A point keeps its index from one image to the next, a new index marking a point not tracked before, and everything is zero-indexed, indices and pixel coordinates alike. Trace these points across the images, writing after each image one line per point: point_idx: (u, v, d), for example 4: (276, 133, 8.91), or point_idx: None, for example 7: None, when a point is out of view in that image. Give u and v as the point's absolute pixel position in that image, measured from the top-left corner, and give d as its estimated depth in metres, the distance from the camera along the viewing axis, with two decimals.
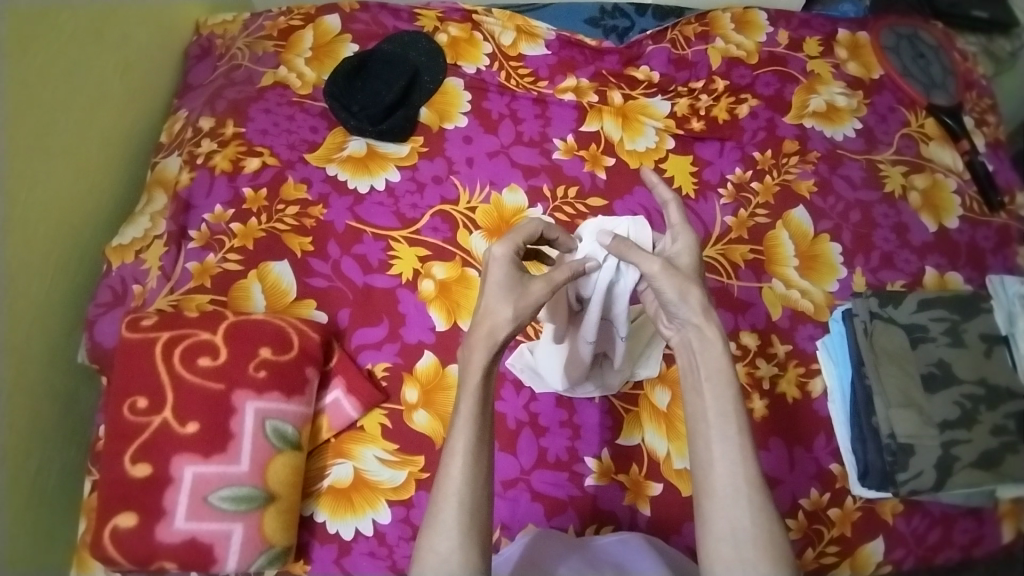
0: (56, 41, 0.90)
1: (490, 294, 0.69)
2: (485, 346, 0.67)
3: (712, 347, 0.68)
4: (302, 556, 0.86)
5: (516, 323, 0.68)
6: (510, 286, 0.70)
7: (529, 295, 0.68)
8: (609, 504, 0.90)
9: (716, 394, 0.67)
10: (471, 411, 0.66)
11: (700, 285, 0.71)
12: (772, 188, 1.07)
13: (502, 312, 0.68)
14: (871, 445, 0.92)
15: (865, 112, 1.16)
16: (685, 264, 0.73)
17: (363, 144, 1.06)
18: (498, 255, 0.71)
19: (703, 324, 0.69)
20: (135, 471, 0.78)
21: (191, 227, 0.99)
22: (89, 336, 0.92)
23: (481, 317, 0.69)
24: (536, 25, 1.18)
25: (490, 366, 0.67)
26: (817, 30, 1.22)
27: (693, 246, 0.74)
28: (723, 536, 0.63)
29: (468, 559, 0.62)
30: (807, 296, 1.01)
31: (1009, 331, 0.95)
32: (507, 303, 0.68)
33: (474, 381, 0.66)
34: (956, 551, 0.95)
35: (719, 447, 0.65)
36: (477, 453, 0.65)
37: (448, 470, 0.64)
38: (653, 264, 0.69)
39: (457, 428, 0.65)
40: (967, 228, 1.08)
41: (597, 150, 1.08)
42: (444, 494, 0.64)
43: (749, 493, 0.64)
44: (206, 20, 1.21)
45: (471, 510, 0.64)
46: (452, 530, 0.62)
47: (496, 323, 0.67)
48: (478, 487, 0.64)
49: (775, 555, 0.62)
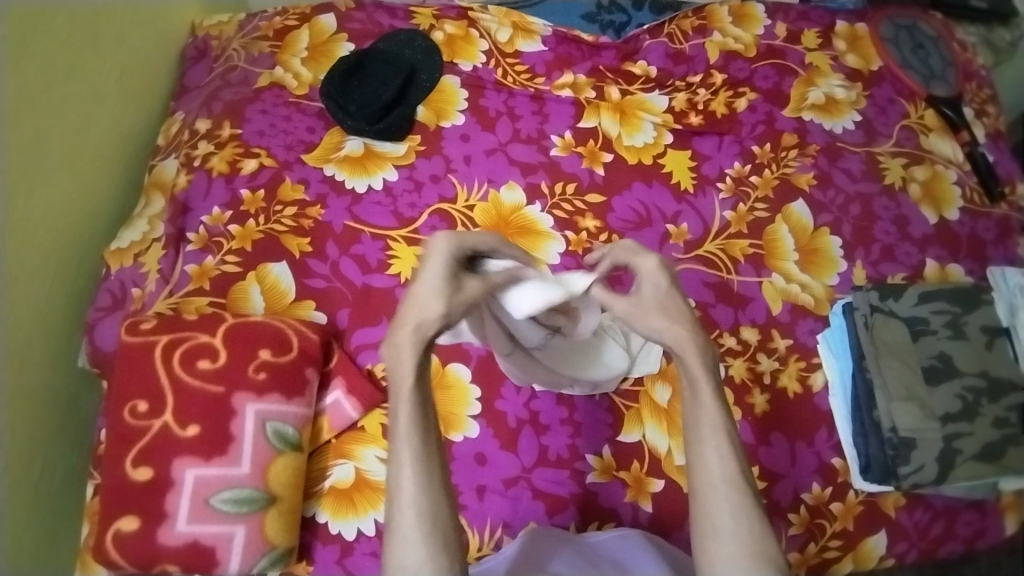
0: (53, 45, 0.90)
1: (420, 285, 0.66)
2: (413, 342, 0.64)
3: (687, 358, 0.68)
4: (305, 557, 0.87)
5: (446, 321, 0.65)
6: (446, 282, 0.66)
7: (461, 295, 0.67)
8: (610, 501, 0.90)
9: (689, 400, 0.67)
10: (409, 415, 0.65)
11: (666, 314, 0.69)
12: (771, 181, 1.07)
13: (433, 308, 0.65)
14: (872, 439, 0.92)
15: (865, 104, 1.15)
16: (649, 294, 0.71)
17: (360, 143, 1.06)
18: (442, 246, 0.67)
19: (672, 342, 0.68)
20: (137, 475, 0.79)
21: (189, 230, 0.99)
22: (89, 340, 0.92)
23: (408, 309, 0.65)
24: (532, 21, 1.17)
25: (420, 367, 0.65)
26: (816, 22, 1.21)
27: (658, 276, 0.71)
28: (705, 533, 0.64)
29: (438, 564, 0.62)
30: (807, 290, 1.01)
31: (1010, 323, 0.98)
32: (441, 299, 0.65)
33: (406, 385, 0.65)
34: (959, 543, 0.96)
35: (696, 448, 0.66)
36: (427, 457, 0.65)
37: (400, 480, 0.64)
38: (619, 307, 0.71)
39: (399, 437, 0.65)
40: (968, 220, 1.09)
41: (595, 147, 1.08)
42: (399, 503, 0.64)
43: (728, 489, 0.64)
44: (201, 21, 1.21)
45: (430, 516, 0.63)
46: (416, 540, 0.62)
47: (425, 319, 0.64)
48: (434, 490, 0.64)
49: (757, 551, 0.62)
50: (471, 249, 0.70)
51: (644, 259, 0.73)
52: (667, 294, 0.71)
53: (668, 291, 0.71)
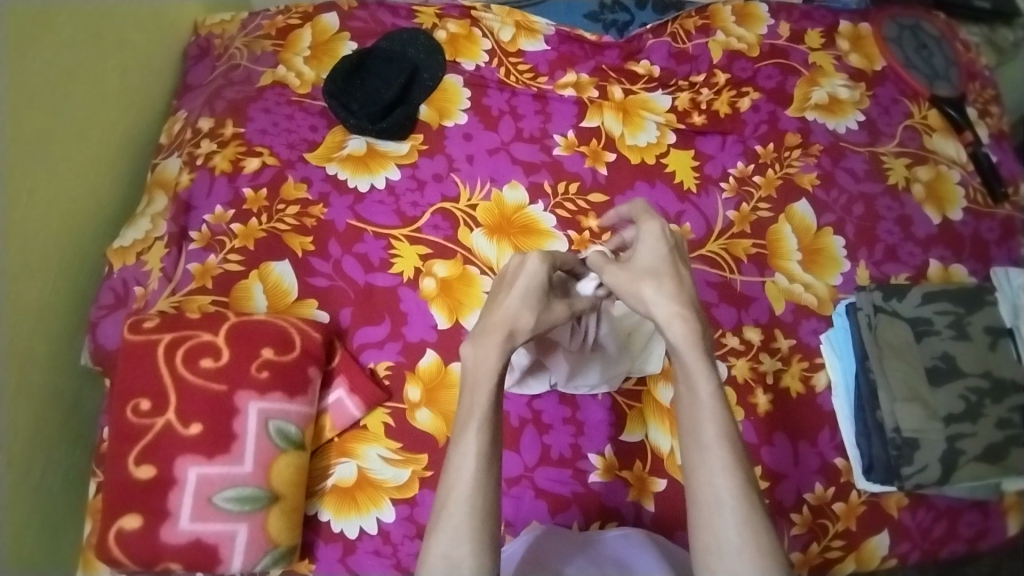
0: (56, 42, 0.90)
1: (514, 295, 0.70)
2: (502, 346, 0.68)
3: (682, 350, 0.67)
4: (307, 556, 0.87)
5: (534, 333, 0.71)
6: (539, 297, 0.71)
7: (549, 311, 0.72)
8: (613, 500, 0.90)
9: (690, 402, 0.67)
10: (484, 412, 0.66)
11: (656, 280, 0.71)
12: (773, 181, 1.07)
13: (524, 317, 0.70)
14: (875, 439, 0.92)
15: (868, 104, 1.14)
16: (644, 261, 0.73)
17: (363, 142, 1.05)
18: (535, 266, 0.72)
19: (664, 320, 0.69)
20: (139, 473, 0.79)
21: (192, 228, 0.99)
22: (91, 338, 0.92)
23: (499, 316, 0.69)
24: (535, 20, 1.17)
25: (500, 369, 0.68)
26: (819, 22, 1.21)
27: (655, 240, 0.74)
28: (709, 548, 0.63)
29: (482, 561, 0.62)
30: (810, 290, 1.01)
31: (1013, 324, 0.98)
32: (530, 312, 0.70)
33: (486, 380, 0.67)
34: (961, 544, 0.96)
35: (697, 456, 0.65)
36: (489, 454, 0.65)
37: (459, 472, 0.64)
38: (610, 272, 0.73)
39: (467, 430, 0.65)
40: (971, 220, 1.09)
41: (597, 146, 1.08)
42: (454, 496, 0.63)
43: (733, 504, 0.63)
44: (203, 20, 1.21)
45: (482, 513, 0.63)
46: (465, 534, 0.62)
47: (519, 329, 0.69)
48: (489, 487, 0.64)
49: (766, 567, 0.62)
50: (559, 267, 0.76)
51: (649, 222, 0.76)
52: (664, 263, 0.72)
53: (666, 256, 0.73)
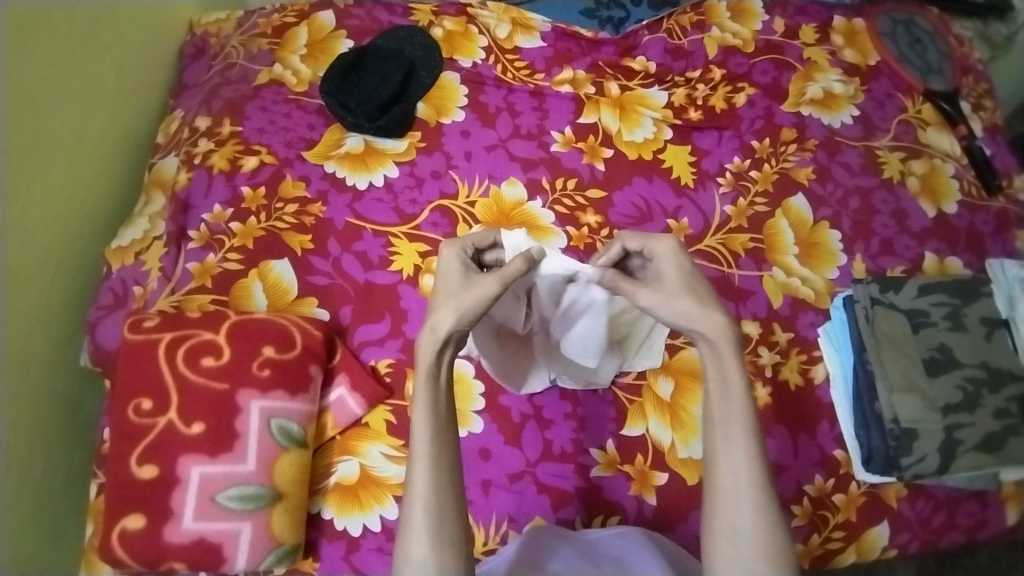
0: (52, 42, 0.89)
1: (439, 292, 0.70)
2: (432, 344, 0.68)
3: (722, 350, 0.69)
4: (311, 554, 0.87)
5: (459, 318, 0.68)
6: (460, 285, 0.70)
7: (474, 290, 0.69)
8: (615, 495, 0.90)
9: (720, 396, 0.68)
10: (424, 417, 0.67)
11: (692, 296, 0.70)
12: (770, 176, 1.07)
13: (443, 309, 0.68)
14: (874, 431, 0.92)
15: (863, 98, 1.15)
16: (670, 276, 0.72)
17: (361, 140, 1.05)
18: (449, 253, 0.73)
19: (706, 330, 0.69)
20: (142, 473, 0.78)
21: (190, 228, 0.99)
22: (91, 339, 0.92)
23: (428, 313, 0.69)
24: (531, 17, 1.17)
25: (435, 365, 0.68)
26: (813, 18, 1.21)
27: (675, 255, 0.73)
28: (723, 534, 0.66)
29: (443, 561, 0.65)
30: (808, 284, 1.01)
31: (1009, 315, 0.99)
32: (451, 301, 0.69)
33: (421, 385, 0.68)
34: (960, 533, 0.97)
35: (722, 447, 0.67)
36: (439, 455, 0.67)
37: (414, 478, 0.66)
38: (643, 295, 0.70)
39: (415, 434, 0.67)
40: (966, 213, 1.10)
41: (595, 142, 1.08)
42: (412, 499, 0.66)
43: (752, 493, 0.66)
44: (199, 18, 1.20)
45: (436, 513, 0.66)
46: (423, 534, 0.65)
47: (437, 321, 0.68)
48: (445, 489, 0.67)
49: (774, 556, 0.65)
50: (476, 249, 0.77)
51: (658, 241, 0.74)
52: (689, 277, 0.72)
53: (684, 270, 0.72)
